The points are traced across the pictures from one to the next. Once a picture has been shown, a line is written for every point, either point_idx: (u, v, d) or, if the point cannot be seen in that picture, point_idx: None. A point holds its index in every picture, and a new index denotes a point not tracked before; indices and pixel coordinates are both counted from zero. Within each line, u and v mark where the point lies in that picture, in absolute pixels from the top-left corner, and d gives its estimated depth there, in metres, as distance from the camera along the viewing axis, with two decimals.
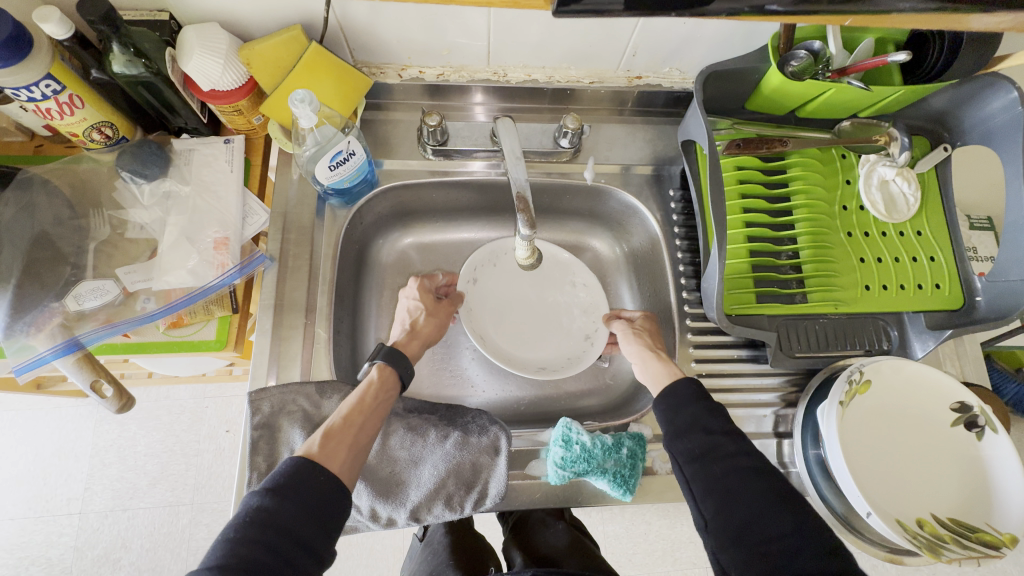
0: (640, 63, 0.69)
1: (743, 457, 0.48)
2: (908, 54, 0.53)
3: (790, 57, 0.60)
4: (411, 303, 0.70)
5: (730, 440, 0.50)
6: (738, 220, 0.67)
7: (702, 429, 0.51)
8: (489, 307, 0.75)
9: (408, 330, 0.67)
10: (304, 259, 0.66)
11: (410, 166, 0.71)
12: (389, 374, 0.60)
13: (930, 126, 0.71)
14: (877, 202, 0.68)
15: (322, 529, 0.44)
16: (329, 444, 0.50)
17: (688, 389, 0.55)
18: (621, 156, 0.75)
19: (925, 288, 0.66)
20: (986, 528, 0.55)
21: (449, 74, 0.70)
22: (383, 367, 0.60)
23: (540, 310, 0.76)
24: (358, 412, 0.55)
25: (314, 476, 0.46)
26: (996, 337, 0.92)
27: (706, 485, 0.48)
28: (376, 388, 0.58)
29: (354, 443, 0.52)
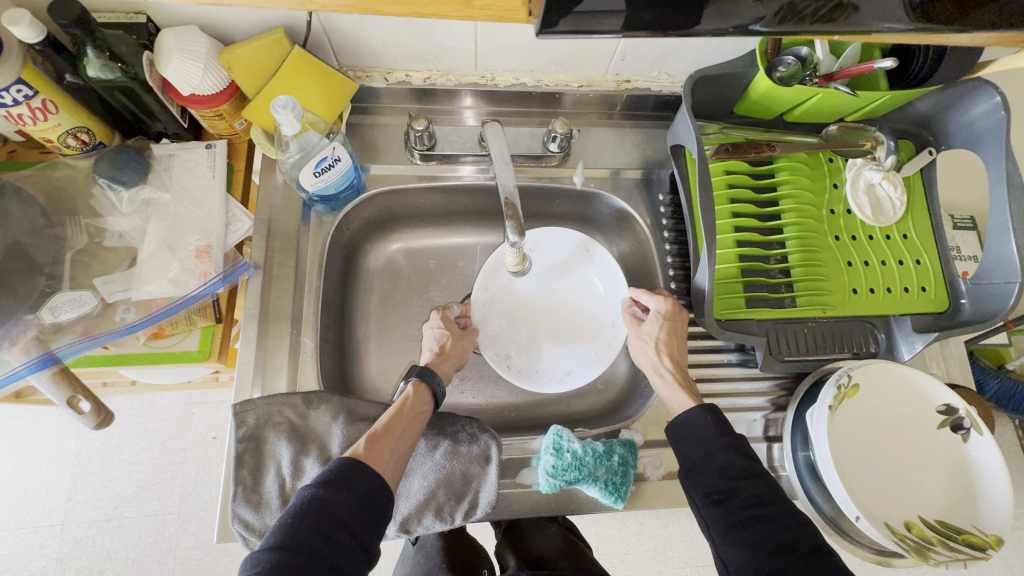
0: (628, 68, 0.69)
1: (765, 506, 0.47)
2: (894, 61, 0.53)
3: (779, 62, 0.60)
4: (435, 331, 0.67)
5: (749, 484, 0.49)
6: (728, 226, 0.67)
7: (720, 471, 0.50)
8: (508, 323, 0.72)
9: (437, 352, 0.65)
10: (290, 267, 0.64)
11: (397, 171, 0.70)
12: (425, 390, 0.59)
13: (915, 130, 0.72)
14: (864, 206, 0.68)
15: (372, 523, 0.45)
16: (374, 446, 0.50)
17: (705, 421, 0.54)
18: (611, 160, 0.75)
19: (911, 291, 0.67)
20: (971, 529, 0.56)
21: (436, 77, 0.69)
22: (420, 382, 0.59)
23: (557, 308, 0.73)
24: (398, 420, 0.54)
25: (363, 472, 0.46)
26: (979, 336, 0.93)
27: (726, 530, 0.47)
28: (415, 399, 0.57)
29: (398, 450, 0.52)
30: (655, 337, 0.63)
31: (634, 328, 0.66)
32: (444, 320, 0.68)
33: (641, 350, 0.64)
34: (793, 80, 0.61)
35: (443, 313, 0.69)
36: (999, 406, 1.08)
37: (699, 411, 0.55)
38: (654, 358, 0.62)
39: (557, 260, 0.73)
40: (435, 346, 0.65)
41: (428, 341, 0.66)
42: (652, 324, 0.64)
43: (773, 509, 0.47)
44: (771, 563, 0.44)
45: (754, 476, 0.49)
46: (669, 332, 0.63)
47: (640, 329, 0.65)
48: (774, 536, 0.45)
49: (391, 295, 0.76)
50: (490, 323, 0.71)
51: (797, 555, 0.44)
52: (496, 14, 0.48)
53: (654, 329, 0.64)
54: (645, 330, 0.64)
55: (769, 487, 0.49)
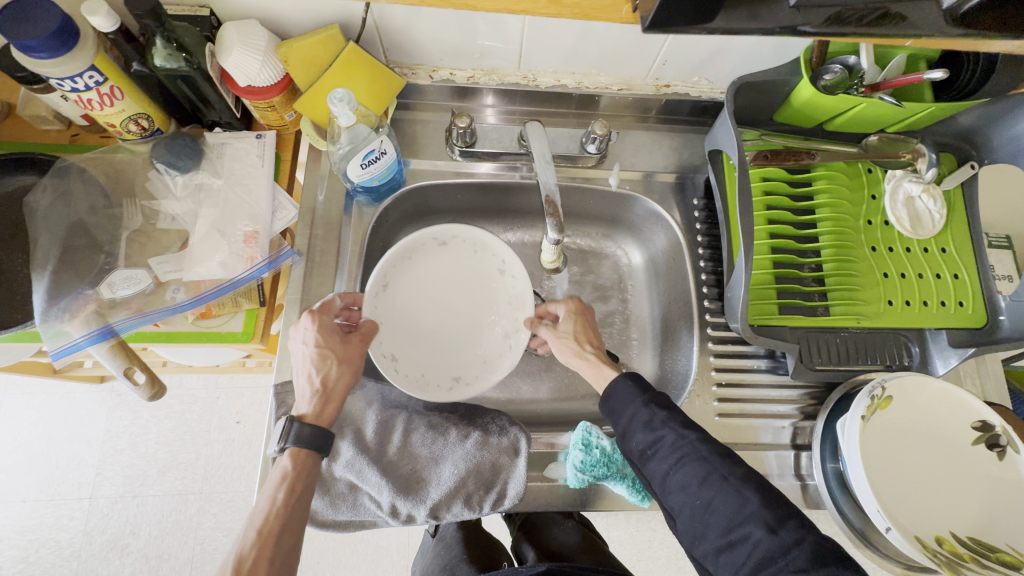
0: (669, 72, 0.70)
1: (684, 448, 0.50)
2: (945, 71, 0.53)
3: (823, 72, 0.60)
4: (311, 353, 0.56)
5: (667, 429, 0.51)
6: (764, 232, 0.67)
7: (643, 426, 0.52)
8: (403, 316, 0.65)
9: (318, 394, 0.55)
10: (331, 256, 0.67)
11: (436, 166, 0.72)
12: (306, 457, 0.53)
13: (957, 143, 0.71)
14: (902, 218, 0.68)
15: None
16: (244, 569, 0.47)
17: (628, 387, 0.55)
18: (647, 163, 0.75)
19: (948, 306, 0.66)
20: (1006, 548, 0.55)
21: (479, 76, 0.71)
22: (296, 453, 0.53)
23: (462, 306, 0.68)
24: (275, 515, 0.50)
25: None
26: (1014, 357, 0.92)
27: (663, 480, 0.50)
28: (292, 479, 0.52)
29: (277, 554, 0.49)
30: (573, 331, 0.64)
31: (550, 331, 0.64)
32: (317, 329, 0.56)
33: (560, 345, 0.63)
34: (836, 90, 0.61)
35: (316, 320, 0.57)
36: None
37: (622, 378, 0.55)
38: (576, 349, 0.62)
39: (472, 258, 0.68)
40: (316, 377, 0.55)
41: (305, 366, 0.56)
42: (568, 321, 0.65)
43: (690, 447, 0.49)
44: (700, 499, 0.47)
45: (676, 420, 0.52)
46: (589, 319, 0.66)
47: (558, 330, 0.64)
48: (698, 471, 0.48)
49: None
50: (386, 316, 0.64)
51: (716, 480, 0.47)
52: (584, 13, 0.49)
53: (570, 325, 0.65)
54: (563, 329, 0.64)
55: (687, 427, 0.51)
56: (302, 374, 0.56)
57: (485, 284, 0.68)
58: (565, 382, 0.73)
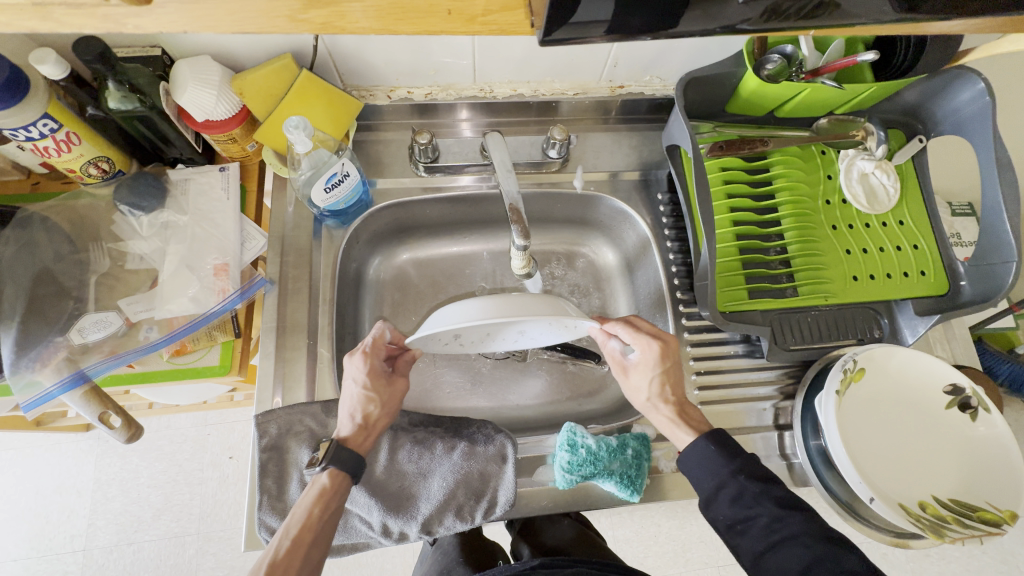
0: (621, 73, 0.72)
1: (784, 529, 0.49)
2: (877, 53, 0.55)
3: (766, 62, 0.62)
4: (357, 393, 0.57)
5: (764, 508, 0.50)
6: (727, 220, 0.69)
7: (733, 501, 0.51)
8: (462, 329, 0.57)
9: (359, 426, 0.56)
10: (304, 281, 0.66)
11: (403, 183, 0.73)
12: (343, 479, 0.53)
13: (904, 119, 0.74)
14: (859, 195, 0.70)
15: None
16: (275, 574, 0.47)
17: (710, 450, 0.54)
18: (609, 163, 0.77)
19: (911, 276, 0.69)
20: (986, 506, 0.56)
21: (436, 93, 0.72)
22: (335, 473, 0.53)
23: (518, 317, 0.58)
24: (308, 529, 0.50)
25: None
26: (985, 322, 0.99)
27: (755, 559, 0.49)
28: (328, 495, 0.52)
29: (305, 566, 0.48)
30: (647, 389, 0.60)
31: (621, 374, 0.62)
32: (367, 370, 0.57)
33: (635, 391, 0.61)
34: (779, 77, 0.63)
35: (367, 361, 0.58)
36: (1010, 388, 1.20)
37: (701, 441, 0.55)
38: (660, 404, 0.60)
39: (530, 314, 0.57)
40: (359, 414, 0.56)
41: (348, 403, 0.56)
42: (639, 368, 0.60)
43: (790, 530, 0.48)
44: None
45: (769, 497, 0.50)
46: (669, 367, 0.60)
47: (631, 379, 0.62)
48: (801, 559, 0.47)
49: (401, 305, 0.77)
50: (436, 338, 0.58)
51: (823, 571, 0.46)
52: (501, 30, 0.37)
53: (649, 377, 0.60)
54: (635, 381, 0.62)
55: (784, 508, 0.50)
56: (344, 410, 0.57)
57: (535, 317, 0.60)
58: (551, 386, 0.74)
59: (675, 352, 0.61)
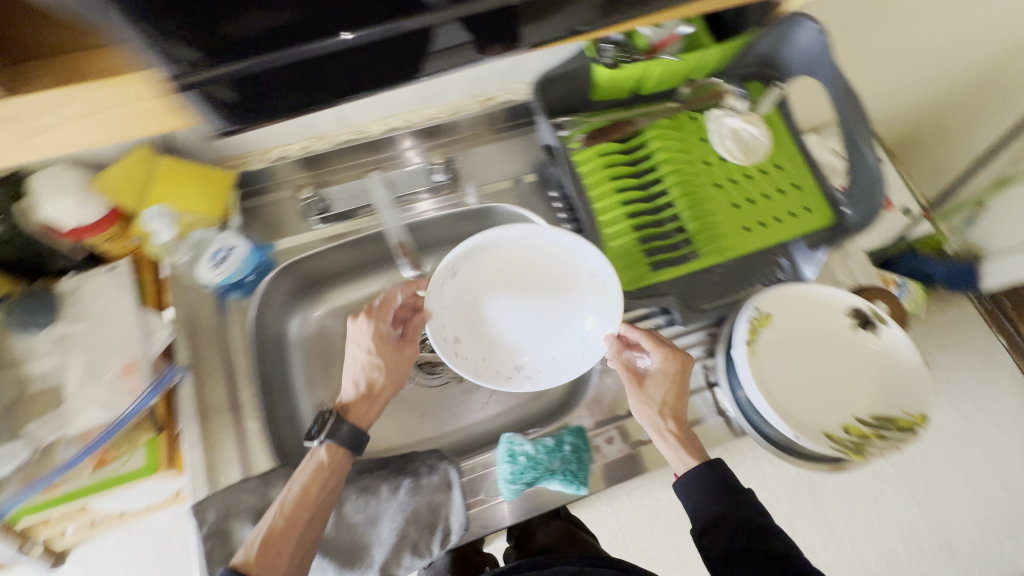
0: (487, 86, 0.73)
1: (782, 564, 0.52)
2: (689, 26, 0.63)
3: (603, 49, 0.64)
4: (365, 358, 0.63)
5: (765, 546, 0.53)
6: (616, 202, 0.70)
7: (736, 533, 0.54)
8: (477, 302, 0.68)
9: (363, 394, 0.63)
10: (217, 360, 0.66)
11: (303, 239, 0.73)
12: (342, 457, 0.59)
13: (760, 69, 0.77)
14: (734, 150, 0.73)
15: None
16: (268, 553, 0.53)
17: (714, 482, 0.57)
18: (500, 172, 0.78)
19: (798, 214, 0.72)
20: (901, 414, 0.60)
21: (313, 144, 0.72)
22: (334, 450, 0.59)
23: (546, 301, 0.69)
24: (301, 508, 0.55)
25: None
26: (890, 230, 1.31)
27: None
28: (323, 476, 0.57)
29: (298, 544, 0.54)
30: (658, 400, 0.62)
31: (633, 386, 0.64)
32: (372, 336, 0.64)
33: (640, 405, 0.63)
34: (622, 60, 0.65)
35: (371, 325, 0.64)
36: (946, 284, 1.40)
37: (703, 467, 0.58)
38: (663, 420, 0.62)
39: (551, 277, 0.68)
40: (364, 381, 0.63)
41: (355, 368, 0.63)
42: (654, 382, 0.62)
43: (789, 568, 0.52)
44: None
45: (770, 535, 0.54)
46: (683, 381, 0.63)
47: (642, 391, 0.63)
48: None
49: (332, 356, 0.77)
50: (444, 303, 0.66)
51: None
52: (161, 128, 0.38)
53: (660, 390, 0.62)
54: (648, 393, 0.63)
55: (785, 548, 0.53)
56: (351, 364, 0.64)
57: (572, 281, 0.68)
58: (495, 400, 0.75)
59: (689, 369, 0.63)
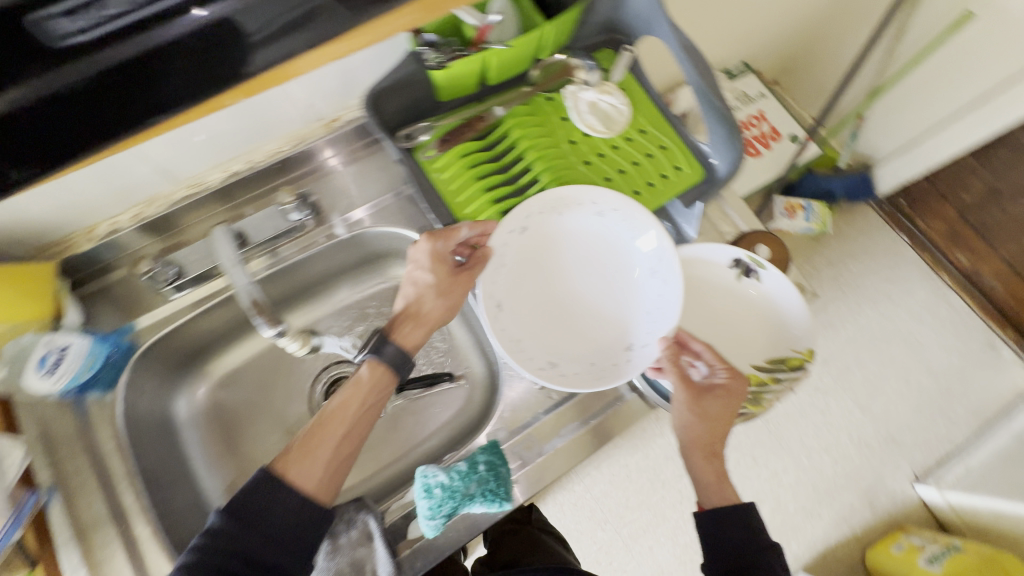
0: (325, 108, 0.69)
1: None
2: (497, 13, 0.60)
3: (421, 51, 0.61)
4: (421, 278, 0.66)
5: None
6: (487, 202, 0.67)
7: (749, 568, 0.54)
8: (522, 281, 0.66)
9: (408, 316, 0.66)
10: (86, 469, 0.59)
11: (163, 312, 0.67)
12: (382, 376, 0.61)
13: (607, 37, 0.75)
14: (595, 123, 0.71)
15: (290, 557, 0.51)
16: (304, 460, 0.54)
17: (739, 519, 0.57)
18: (364, 196, 0.74)
19: (669, 176, 0.72)
20: (791, 353, 0.63)
21: (145, 210, 0.66)
22: (375, 367, 0.61)
23: (602, 292, 0.66)
24: (341, 420, 0.58)
25: (277, 495, 0.51)
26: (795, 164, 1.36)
27: None
28: (366, 388, 0.60)
29: (336, 456, 0.56)
30: (710, 416, 0.60)
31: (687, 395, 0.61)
32: (430, 254, 0.64)
33: (690, 415, 0.61)
34: (448, 57, 0.62)
35: (430, 244, 0.64)
36: (848, 198, 1.48)
37: (740, 505, 0.57)
38: (707, 438, 0.60)
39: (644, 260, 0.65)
40: (411, 297, 0.66)
41: (410, 287, 0.66)
42: (711, 400, 0.61)
43: None
44: None
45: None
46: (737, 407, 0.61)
47: (697, 403, 0.61)
48: None
49: (232, 427, 0.72)
50: (502, 260, 0.65)
51: None
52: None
53: (716, 407, 0.61)
54: (701, 406, 0.61)
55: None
56: (407, 284, 0.67)
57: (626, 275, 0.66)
58: (412, 430, 0.73)
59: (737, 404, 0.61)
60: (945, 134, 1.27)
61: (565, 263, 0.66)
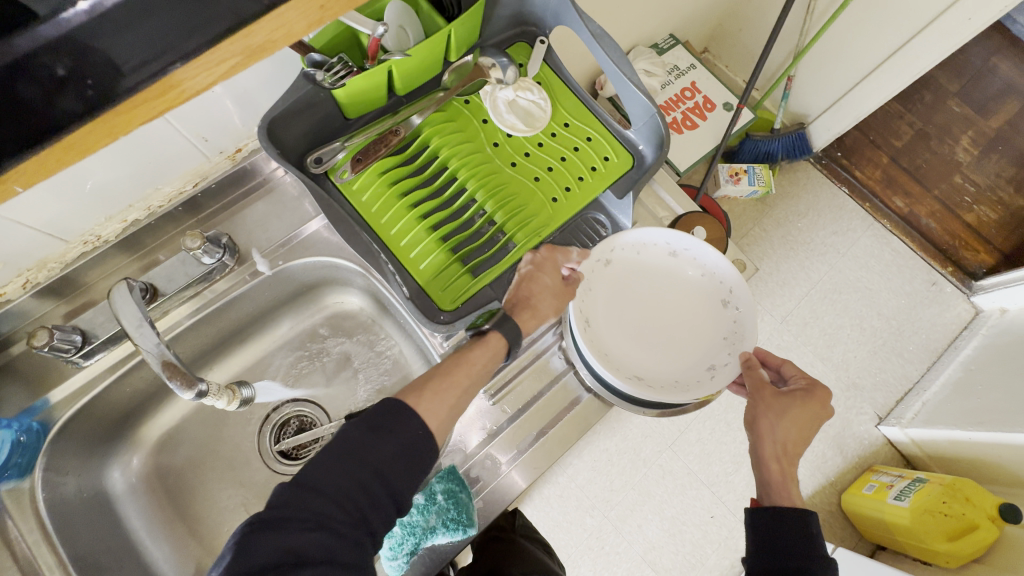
0: (225, 141, 0.64)
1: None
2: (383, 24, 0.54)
3: (312, 71, 0.57)
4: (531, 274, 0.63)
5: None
6: (414, 219, 0.64)
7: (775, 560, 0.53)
8: (606, 308, 0.65)
9: (521, 304, 0.63)
10: (9, 568, 0.54)
11: (75, 382, 0.62)
12: (500, 345, 0.60)
13: (519, 30, 0.72)
14: (516, 123, 0.69)
15: (408, 478, 0.48)
16: (437, 398, 0.53)
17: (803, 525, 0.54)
18: (285, 228, 0.71)
19: (599, 167, 0.70)
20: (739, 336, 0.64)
21: (35, 276, 0.60)
22: (499, 338, 0.60)
23: (682, 322, 0.65)
24: (467, 372, 0.57)
25: (409, 419, 0.50)
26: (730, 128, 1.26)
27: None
28: (489, 355, 0.59)
29: (455, 405, 0.55)
30: (786, 427, 0.60)
31: (764, 402, 0.61)
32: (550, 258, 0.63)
33: (769, 425, 0.61)
34: (344, 73, 0.58)
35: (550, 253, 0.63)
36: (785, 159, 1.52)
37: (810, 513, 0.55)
38: (785, 449, 0.60)
39: (717, 288, 0.65)
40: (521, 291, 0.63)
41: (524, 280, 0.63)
42: (788, 402, 0.61)
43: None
44: None
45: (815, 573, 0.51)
46: (813, 415, 0.62)
47: (775, 410, 0.61)
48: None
49: (177, 490, 0.68)
50: (590, 285, 0.65)
51: None
52: None
53: (796, 416, 0.61)
54: (780, 412, 0.61)
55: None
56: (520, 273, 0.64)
57: (704, 306, 0.65)
58: None
59: (818, 414, 0.62)
60: (869, 85, 1.28)
61: (647, 294, 0.66)
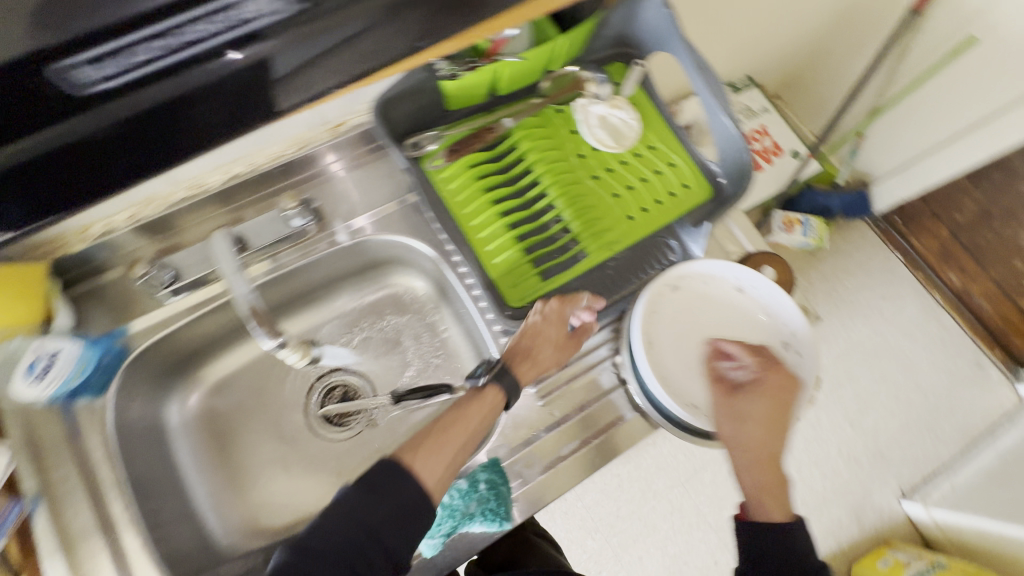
0: (331, 113, 0.67)
1: None
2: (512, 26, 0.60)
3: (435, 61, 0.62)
4: (536, 326, 0.62)
5: None
6: (493, 214, 0.66)
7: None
8: (671, 334, 0.65)
9: (524, 356, 0.63)
10: (73, 478, 0.57)
11: (155, 317, 0.65)
12: (496, 399, 0.60)
13: (619, 50, 0.74)
14: (604, 137, 0.71)
15: (404, 537, 0.48)
16: (433, 457, 0.53)
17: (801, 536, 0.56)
18: (366, 204, 0.74)
19: (677, 193, 0.71)
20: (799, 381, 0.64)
21: (141, 211, 0.64)
22: (498, 393, 0.60)
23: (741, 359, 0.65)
24: (459, 423, 0.57)
25: (401, 479, 0.50)
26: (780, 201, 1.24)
27: None
28: (485, 409, 0.59)
29: (451, 456, 0.55)
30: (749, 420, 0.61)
31: (724, 399, 0.62)
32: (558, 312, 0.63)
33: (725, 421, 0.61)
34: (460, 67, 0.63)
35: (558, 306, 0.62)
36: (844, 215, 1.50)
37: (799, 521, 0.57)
38: (753, 445, 0.60)
39: (779, 333, 0.66)
40: (524, 340, 0.63)
41: (528, 332, 0.63)
42: (743, 395, 0.62)
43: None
44: None
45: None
46: (778, 399, 0.61)
47: (733, 407, 0.61)
48: None
49: (223, 435, 0.71)
50: (658, 309, 0.65)
51: None
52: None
53: (757, 407, 0.61)
54: (738, 406, 0.61)
55: None
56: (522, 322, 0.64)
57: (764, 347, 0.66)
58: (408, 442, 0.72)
59: (783, 395, 0.62)
60: (943, 155, 1.26)
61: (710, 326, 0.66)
